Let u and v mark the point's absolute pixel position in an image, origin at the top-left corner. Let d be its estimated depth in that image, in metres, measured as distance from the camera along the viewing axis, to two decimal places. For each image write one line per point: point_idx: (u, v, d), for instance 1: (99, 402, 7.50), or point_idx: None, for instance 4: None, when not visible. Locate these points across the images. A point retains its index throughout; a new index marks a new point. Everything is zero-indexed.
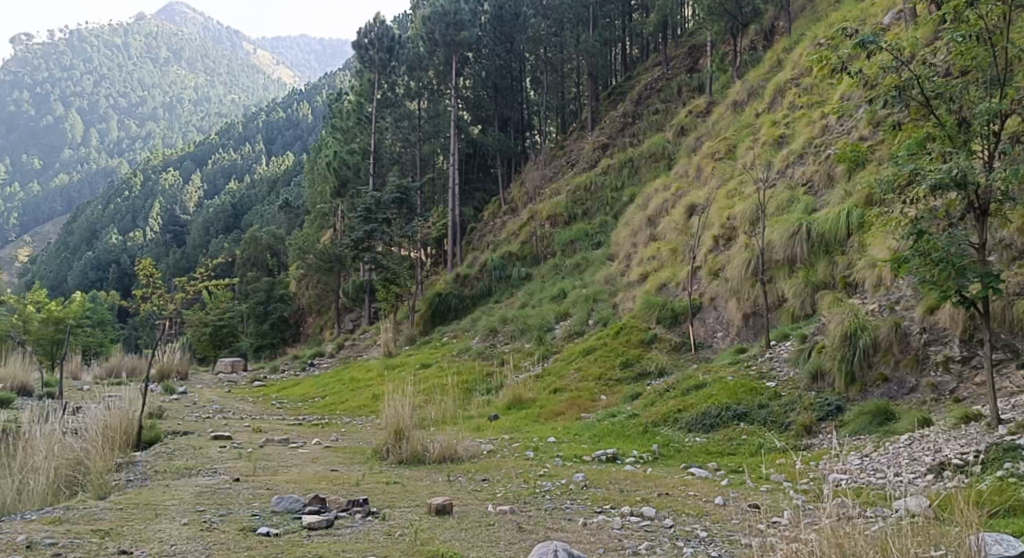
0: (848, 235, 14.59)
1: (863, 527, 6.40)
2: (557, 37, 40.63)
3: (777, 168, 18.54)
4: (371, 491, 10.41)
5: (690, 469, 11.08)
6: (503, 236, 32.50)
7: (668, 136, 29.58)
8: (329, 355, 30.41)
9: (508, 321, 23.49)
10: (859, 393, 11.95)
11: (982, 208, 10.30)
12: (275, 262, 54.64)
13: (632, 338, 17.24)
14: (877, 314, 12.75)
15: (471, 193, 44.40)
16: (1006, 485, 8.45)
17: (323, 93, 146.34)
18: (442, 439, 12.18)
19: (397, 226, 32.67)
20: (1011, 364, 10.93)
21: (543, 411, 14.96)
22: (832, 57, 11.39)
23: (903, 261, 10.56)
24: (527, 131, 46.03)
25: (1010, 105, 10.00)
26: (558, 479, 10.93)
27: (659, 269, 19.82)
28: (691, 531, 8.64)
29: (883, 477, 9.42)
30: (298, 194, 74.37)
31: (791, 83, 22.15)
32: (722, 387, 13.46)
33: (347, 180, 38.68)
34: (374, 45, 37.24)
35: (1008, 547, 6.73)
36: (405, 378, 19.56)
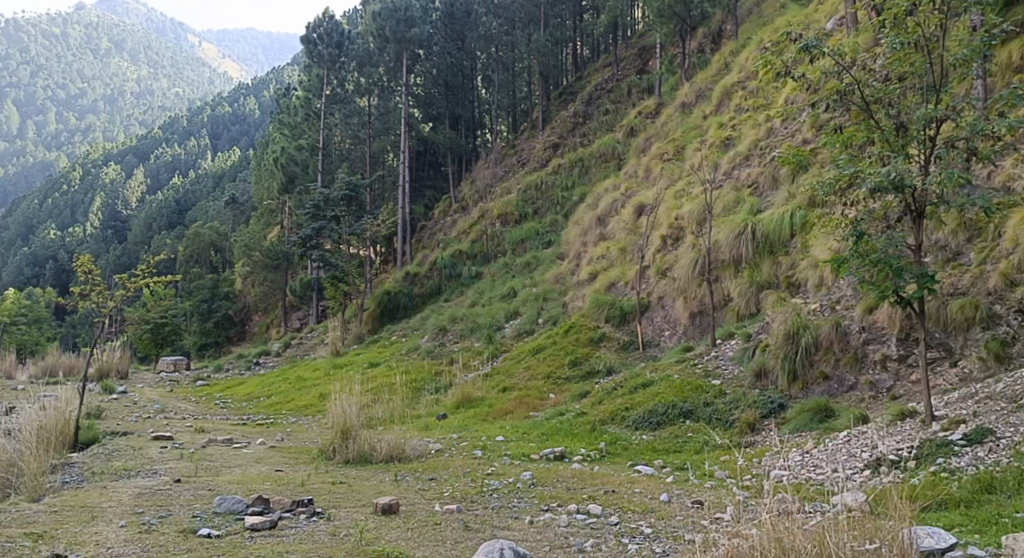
0: (792, 236, 14.89)
1: (803, 522, 6.47)
2: (508, 36, 41.65)
3: (723, 170, 18.84)
4: (316, 491, 10.33)
5: (636, 467, 11.16)
6: (454, 234, 32.40)
7: (618, 136, 29.84)
8: (276, 354, 30.00)
9: (457, 320, 23.40)
10: (801, 390, 12.22)
11: (919, 210, 10.55)
12: (219, 260, 53.73)
13: (581, 336, 17.34)
14: (819, 313, 13.04)
15: (421, 191, 44.65)
16: (938, 478, 8.67)
17: (271, 88, 143.84)
18: (390, 438, 12.12)
19: (346, 223, 32.35)
20: (945, 362, 11.26)
21: (491, 410, 14.96)
22: (776, 61, 11.59)
23: (843, 261, 10.79)
24: (479, 129, 45.88)
25: (945, 111, 10.29)
26: (506, 477, 10.96)
27: (609, 268, 20.00)
28: (636, 529, 8.71)
29: (823, 473, 9.63)
30: (242, 190, 73.30)
31: (738, 87, 22.44)
32: (668, 385, 13.60)
33: (295, 176, 38.54)
34: (324, 40, 37.64)
35: (940, 539, 6.97)
36: (352, 378, 19.41)
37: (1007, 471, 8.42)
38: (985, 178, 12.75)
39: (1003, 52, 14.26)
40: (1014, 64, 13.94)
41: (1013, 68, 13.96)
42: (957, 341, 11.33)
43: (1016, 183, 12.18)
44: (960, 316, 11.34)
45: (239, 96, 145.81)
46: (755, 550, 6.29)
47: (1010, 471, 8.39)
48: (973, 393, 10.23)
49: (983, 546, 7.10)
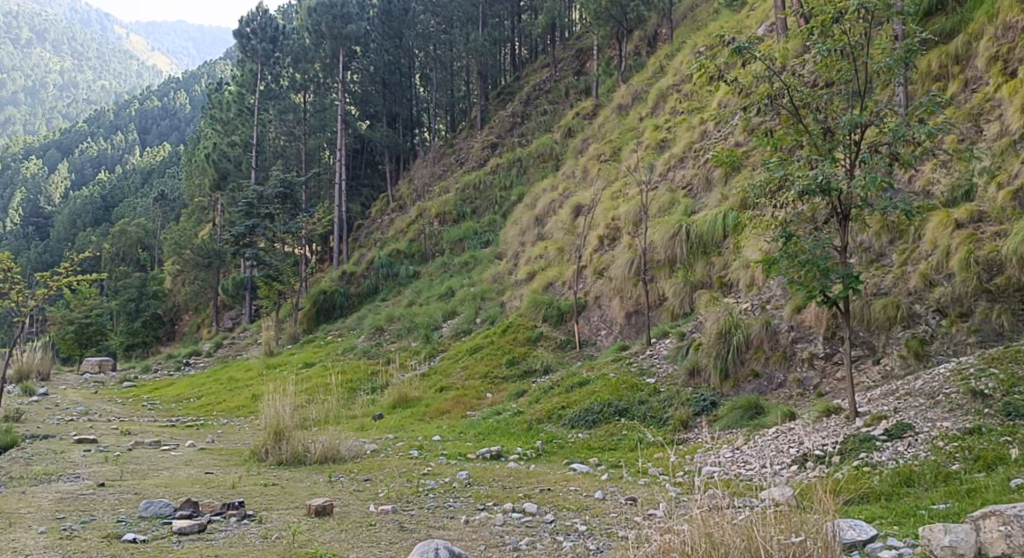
0: (724, 236, 15.20)
1: (732, 516, 6.53)
2: (446, 34, 41.01)
3: (659, 171, 19.15)
4: (248, 493, 10.16)
5: (572, 465, 11.25)
6: (392, 233, 32.18)
7: (556, 137, 30.10)
8: (208, 354, 29.38)
9: (395, 320, 23.25)
10: (732, 388, 12.48)
11: (844, 213, 10.86)
12: (147, 257, 52.58)
13: (518, 336, 17.41)
14: (749, 313, 13.35)
15: (357, 189, 44.38)
16: (860, 473, 8.94)
17: (204, 82, 140.67)
18: (324, 439, 12.02)
19: (281, 221, 31.84)
20: (868, 360, 11.62)
21: (427, 410, 14.91)
22: (709, 65, 11.74)
23: (773, 261, 11.04)
24: (417, 128, 45.87)
25: (869, 117, 10.63)
26: (441, 477, 10.94)
27: (547, 267, 20.16)
28: (571, 526, 8.77)
29: (752, 469, 9.84)
30: (171, 184, 71.42)
31: (673, 90, 22.78)
32: (604, 383, 13.76)
33: (227, 174, 37.71)
34: (257, 34, 37.31)
35: (861, 532, 7.21)
36: (287, 378, 19.13)
37: (925, 465, 8.71)
38: (906, 183, 13.24)
39: (923, 61, 14.78)
40: (933, 72, 14.46)
41: (931, 76, 14.49)
42: (880, 340, 11.70)
43: (934, 188, 12.70)
44: (882, 315, 11.72)
45: (171, 90, 142.23)
46: (685, 545, 6.35)
47: (928, 465, 8.68)
48: (894, 389, 10.58)
49: (903, 537, 7.33)
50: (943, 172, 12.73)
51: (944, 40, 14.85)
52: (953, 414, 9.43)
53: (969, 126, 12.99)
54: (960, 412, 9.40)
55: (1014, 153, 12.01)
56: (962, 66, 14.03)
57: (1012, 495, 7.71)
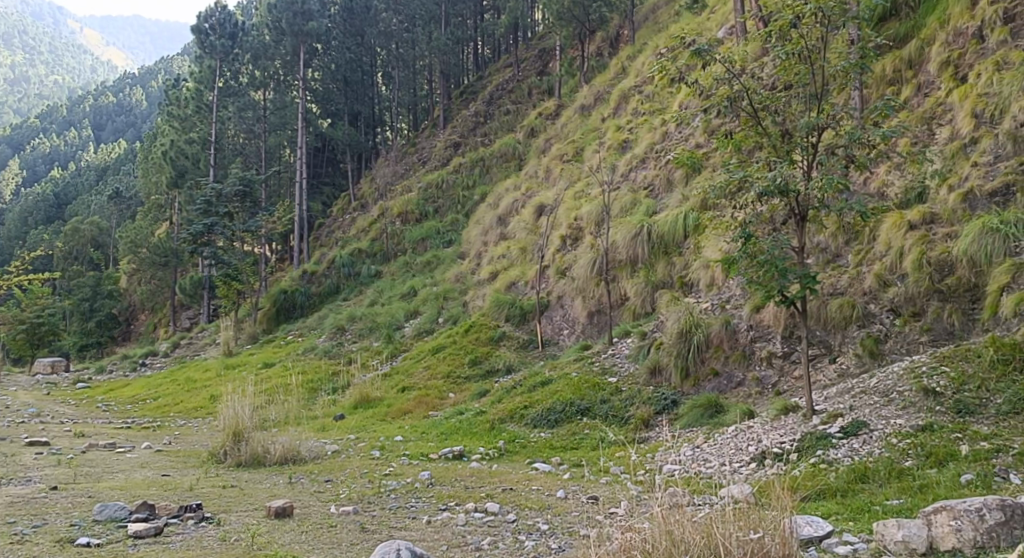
0: (685, 237, 15.36)
1: (693, 514, 6.55)
2: (409, 33, 40.47)
3: (621, 171, 19.28)
4: (206, 495, 10.00)
5: (534, 464, 11.28)
6: (353, 232, 31.96)
7: (518, 137, 30.15)
8: (164, 354, 28.95)
9: (356, 319, 23.09)
10: (693, 386, 12.62)
11: (802, 214, 11.03)
12: (99, 256, 51.53)
13: (481, 336, 17.40)
14: (709, 312, 13.52)
15: (318, 187, 44.01)
16: (817, 469, 9.09)
17: (160, 77, 138.32)
18: (284, 440, 11.91)
19: (239, 219, 31.42)
20: (824, 358, 11.83)
21: (389, 410, 14.84)
22: (671, 67, 11.86)
23: (732, 261, 11.18)
24: (379, 127, 45.58)
25: (826, 119, 10.82)
26: (404, 477, 10.88)
27: (509, 267, 20.20)
28: (533, 525, 8.80)
29: (712, 467, 9.95)
30: (125, 181, 70.09)
31: (634, 91, 22.95)
32: (566, 383, 13.82)
33: (185, 171, 36.81)
34: (217, 30, 36.52)
35: (817, 528, 7.33)
36: (246, 379, 18.90)
37: (879, 461, 8.88)
38: (862, 184, 13.50)
39: (877, 65, 15.06)
40: (887, 77, 14.74)
41: (886, 80, 14.77)
42: (836, 339, 11.91)
43: (889, 189, 12.96)
44: (838, 315, 11.92)
45: (125, 86, 139.62)
46: (647, 543, 6.36)
47: (882, 461, 8.85)
48: (849, 388, 10.78)
49: (857, 532, 7.46)
50: (897, 174, 13.01)
51: (899, 45, 15.16)
52: (906, 411, 9.62)
53: (922, 129, 13.29)
54: (913, 410, 9.59)
55: (964, 157, 12.33)
56: (916, 71, 14.33)
57: (962, 491, 7.92)
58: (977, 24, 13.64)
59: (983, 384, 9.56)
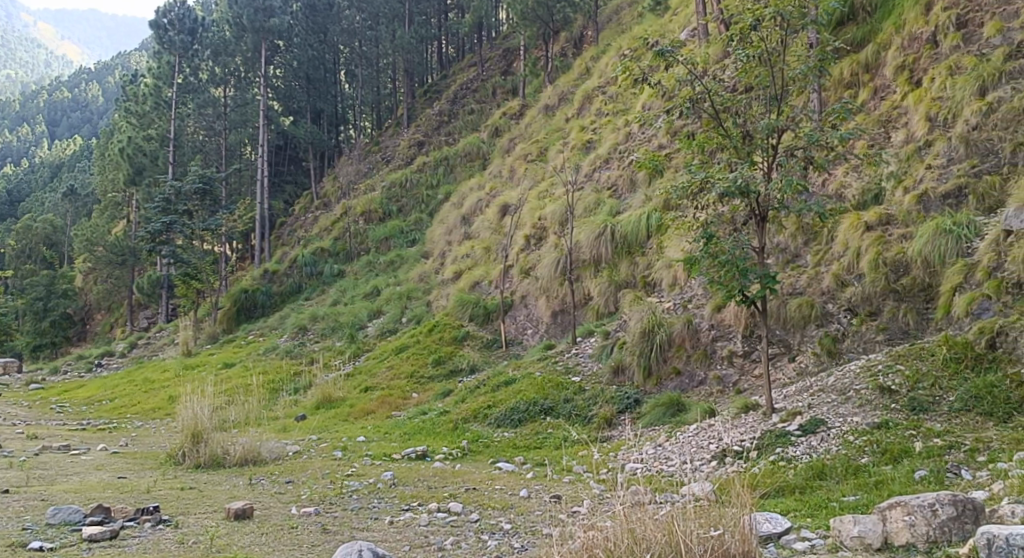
0: (648, 237, 15.47)
1: (654, 511, 6.57)
2: (372, 31, 40.77)
3: (585, 171, 19.38)
4: (164, 498, 9.84)
5: (497, 464, 11.26)
6: (315, 231, 31.68)
7: (482, 137, 30.14)
8: (122, 354, 28.49)
9: (319, 319, 22.89)
10: (655, 385, 12.71)
11: (762, 214, 11.16)
12: (52, 254, 50.38)
13: (444, 336, 17.36)
14: (672, 312, 13.64)
15: (280, 185, 43.62)
16: (776, 467, 9.21)
17: (118, 73, 135.97)
18: (244, 441, 11.76)
19: (199, 218, 30.95)
20: (784, 357, 11.99)
21: (352, 411, 14.74)
22: (634, 68, 11.94)
23: (694, 261, 11.28)
24: (342, 125, 45.31)
25: (785, 121, 10.98)
26: (366, 478, 10.79)
27: (473, 267, 20.18)
28: (496, 524, 8.79)
29: (673, 466, 10.03)
30: (81, 178, 68.72)
31: (598, 91, 23.06)
32: (530, 383, 13.84)
33: (142, 169, 35.48)
34: (175, 25, 35.92)
35: (775, 525, 7.42)
36: (205, 379, 18.67)
37: (836, 458, 9.01)
38: (821, 186, 13.71)
39: (835, 68, 15.30)
40: (845, 80, 15.00)
41: (844, 83, 15.02)
42: (795, 338, 12.08)
43: (847, 191, 13.18)
44: (797, 315, 12.09)
45: (81, 81, 136.98)
46: (608, 541, 6.37)
47: (839, 459, 8.99)
48: (808, 386, 10.93)
49: (815, 528, 7.56)
50: (855, 176, 13.24)
51: (856, 49, 15.43)
52: (863, 409, 9.78)
53: (879, 132, 13.54)
54: (869, 407, 9.77)
55: (919, 159, 12.59)
56: (872, 74, 14.60)
57: (916, 486, 8.08)
58: (931, 29, 13.94)
59: (937, 382, 9.76)
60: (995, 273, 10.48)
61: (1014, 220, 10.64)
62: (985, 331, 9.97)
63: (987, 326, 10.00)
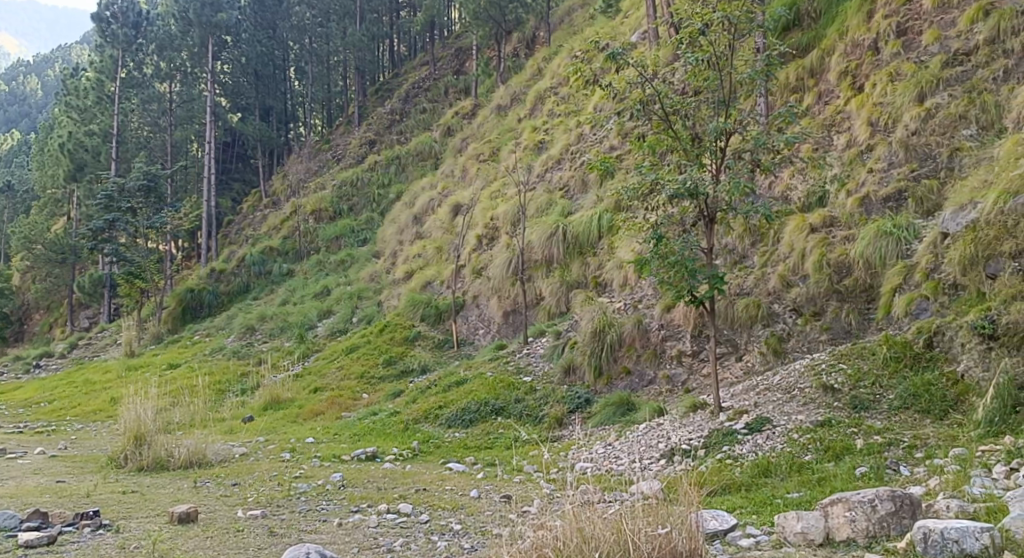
0: (599, 237, 15.58)
1: (603, 510, 6.58)
2: (322, 27, 40.69)
3: (537, 172, 19.45)
4: (104, 502, 9.60)
5: (448, 465, 11.22)
6: (264, 230, 31.22)
7: (434, 136, 30.03)
8: (61, 354, 27.81)
9: (267, 319, 22.59)
10: (606, 385, 12.82)
11: (711, 216, 11.29)
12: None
13: (395, 336, 17.28)
14: (622, 312, 13.74)
15: (228, 183, 42.94)
16: (723, 465, 9.34)
17: (56, 67, 132.15)
18: (189, 443, 11.53)
19: (143, 216, 30.30)
20: (731, 357, 12.17)
21: (301, 411, 14.57)
22: (586, 69, 11.99)
23: (645, 262, 11.37)
24: (292, 123, 45.00)
25: (733, 125, 11.14)
26: (314, 480, 10.66)
27: (425, 267, 20.11)
28: (446, 525, 8.75)
29: (623, 464, 10.11)
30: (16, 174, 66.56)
31: (550, 92, 23.16)
32: (481, 383, 13.84)
33: (83, 165, 35.35)
34: (118, 19, 35.27)
35: (722, 522, 7.53)
36: (149, 380, 18.32)
37: (781, 456, 9.17)
38: (767, 188, 13.94)
39: (781, 73, 15.59)
40: (790, 84, 15.29)
41: (790, 88, 15.30)
42: (742, 337, 12.26)
43: (792, 193, 13.42)
44: (744, 314, 12.28)
45: (18, 74, 132.88)
46: (558, 541, 6.33)
47: (784, 456, 9.15)
48: (754, 385, 11.10)
49: (760, 525, 7.68)
50: (800, 179, 13.49)
51: (801, 54, 15.75)
52: (807, 408, 9.96)
53: (823, 135, 13.82)
54: (813, 406, 9.95)
55: (861, 163, 12.89)
56: (816, 79, 14.90)
57: (857, 483, 8.26)
58: (873, 36, 14.28)
59: (877, 381, 10.00)
60: (933, 274, 10.76)
61: (951, 224, 10.96)
62: (923, 330, 10.24)
63: (926, 326, 10.27)
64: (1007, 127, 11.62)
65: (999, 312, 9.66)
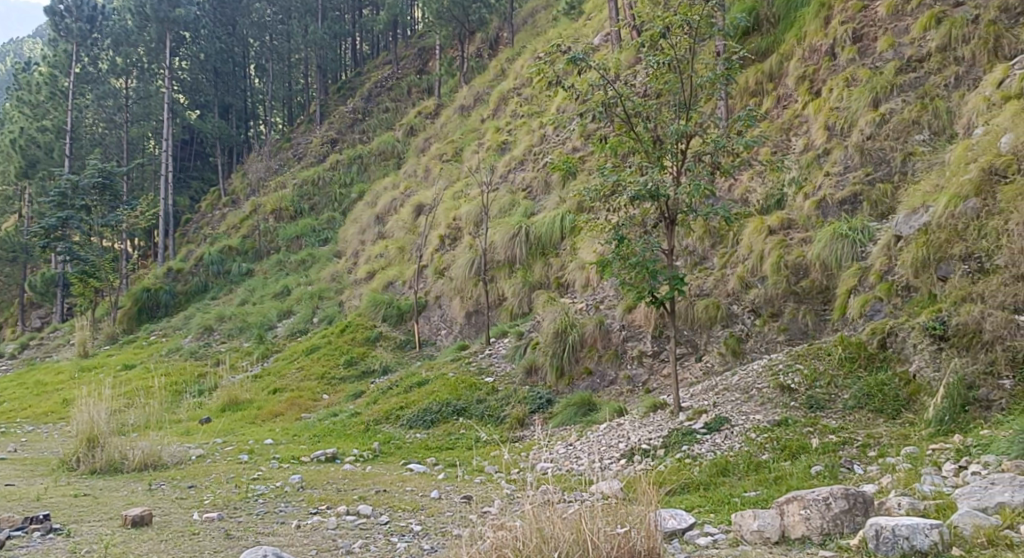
0: (561, 238, 15.65)
1: (563, 510, 6.57)
2: (283, 25, 40.15)
3: (500, 172, 19.48)
4: (55, 505, 9.39)
5: (409, 466, 11.15)
6: (222, 229, 30.82)
7: (397, 136, 29.91)
8: (12, 354, 27.20)
9: (225, 319, 22.32)
10: (567, 385, 12.87)
11: (672, 218, 11.37)
12: None
13: (357, 336, 17.19)
14: (584, 313, 13.80)
15: (186, 181, 42.29)
16: (682, 464, 9.41)
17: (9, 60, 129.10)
18: (144, 445, 11.32)
19: (97, 214, 29.76)
20: (691, 357, 12.30)
21: (259, 413, 14.39)
22: (548, 70, 12.00)
23: (606, 263, 11.41)
24: (251, 120, 44.49)
25: (693, 127, 11.23)
26: (272, 482, 10.55)
27: (386, 267, 20.03)
28: (405, 527, 8.69)
29: (583, 464, 10.15)
30: None
31: (514, 93, 23.21)
32: (443, 383, 13.81)
33: (36, 161, 34.59)
34: (73, 12, 34.41)
35: (680, 520, 7.58)
36: (102, 381, 17.99)
37: (739, 455, 9.27)
38: (726, 191, 14.11)
39: (741, 77, 15.79)
40: (750, 88, 15.50)
41: (749, 91, 15.50)
42: (702, 338, 12.39)
43: (751, 196, 13.60)
44: (704, 315, 12.42)
45: None
46: (517, 541, 6.32)
47: (741, 456, 9.24)
48: (713, 385, 11.21)
49: (717, 524, 7.75)
50: (759, 182, 13.67)
51: (760, 58, 15.98)
52: (764, 407, 10.09)
53: (781, 139, 14.02)
54: (770, 406, 10.07)
55: (818, 166, 13.09)
56: (775, 83, 15.12)
57: (812, 481, 8.38)
58: (830, 41, 14.51)
59: (833, 380, 10.15)
60: (887, 276, 10.95)
61: (904, 226, 11.17)
62: (877, 331, 10.41)
63: (879, 327, 10.44)
64: (958, 133, 11.89)
65: (950, 313, 9.86)
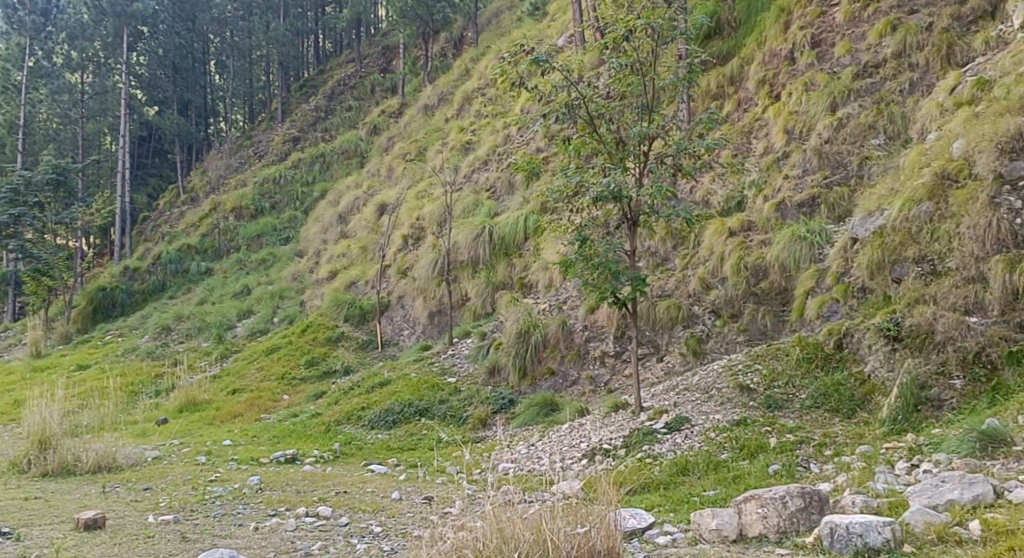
0: (525, 239, 15.70)
1: (523, 511, 6.56)
2: (244, 21, 39.69)
3: (463, 173, 19.47)
4: (6, 509, 9.17)
5: (370, 467, 11.07)
6: (181, 227, 30.34)
7: (360, 134, 29.74)
8: None
9: (183, 319, 21.99)
10: (530, 385, 12.89)
11: (634, 219, 11.44)
12: None
13: (318, 336, 17.05)
14: (547, 313, 13.83)
15: (144, 178, 41.60)
16: (642, 464, 9.46)
17: None
18: (99, 447, 11.09)
19: (51, 211, 29.14)
20: (653, 357, 12.39)
21: (218, 414, 14.20)
22: (512, 71, 11.99)
23: (569, 263, 11.44)
24: (211, 117, 43.93)
25: (656, 129, 11.31)
26: (230, 484, 10.42)
27: (349, 267, 19.89)
28: (365, 528, 8.63)
29: (545, 464, 10.16)
30: None
31: (478, 93, 23.20)
32: (405, 384, 13.75)
33: None
34: (25, 5, 33.94)
35: (640, 520, 7.61)
36: (56, 383, 17.63)
37: (698, 454, 9.35)
38: (688, 193, 14.25)
39: (702, 80, 15.96)
40: (711, 91, 15.67)
41: (710, 94, 15.68)
42: (664, 338, 12.49)
43: (712, 198, 13.76)
44: (665, 316, 12.52)
45: None
46: (477, 542, 6.31)
47: (701, 455, 9.32)
48: (674, 385, 11.29)
49: (676, 523, 7.80)
50: (720, 184, 13.83)
51: (721, 62, 16.17)
52: (724, 407, 10.19)
53: (742, 142, 14.19)
54: (729, 406, 10.18)
55: (778, 169, 13.28)
56: (736, 87, 15.32)
57: (769, 480, 8.49)
58: (789, 46, 14.72)
59: (790, 381, 10.30)
60: (844, 278, 11.14)
61: (860, 229, 11.36)
62: (833, 332, 10.57)
63: (836, 327, 10.61)
64: (912, 138, 12.12)
65: (904, 314, 10.03)
